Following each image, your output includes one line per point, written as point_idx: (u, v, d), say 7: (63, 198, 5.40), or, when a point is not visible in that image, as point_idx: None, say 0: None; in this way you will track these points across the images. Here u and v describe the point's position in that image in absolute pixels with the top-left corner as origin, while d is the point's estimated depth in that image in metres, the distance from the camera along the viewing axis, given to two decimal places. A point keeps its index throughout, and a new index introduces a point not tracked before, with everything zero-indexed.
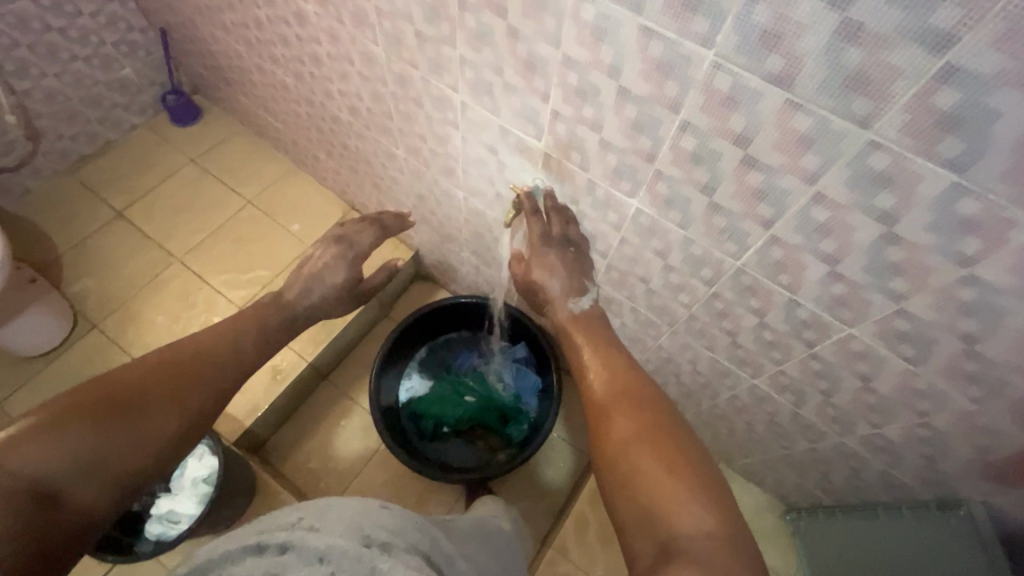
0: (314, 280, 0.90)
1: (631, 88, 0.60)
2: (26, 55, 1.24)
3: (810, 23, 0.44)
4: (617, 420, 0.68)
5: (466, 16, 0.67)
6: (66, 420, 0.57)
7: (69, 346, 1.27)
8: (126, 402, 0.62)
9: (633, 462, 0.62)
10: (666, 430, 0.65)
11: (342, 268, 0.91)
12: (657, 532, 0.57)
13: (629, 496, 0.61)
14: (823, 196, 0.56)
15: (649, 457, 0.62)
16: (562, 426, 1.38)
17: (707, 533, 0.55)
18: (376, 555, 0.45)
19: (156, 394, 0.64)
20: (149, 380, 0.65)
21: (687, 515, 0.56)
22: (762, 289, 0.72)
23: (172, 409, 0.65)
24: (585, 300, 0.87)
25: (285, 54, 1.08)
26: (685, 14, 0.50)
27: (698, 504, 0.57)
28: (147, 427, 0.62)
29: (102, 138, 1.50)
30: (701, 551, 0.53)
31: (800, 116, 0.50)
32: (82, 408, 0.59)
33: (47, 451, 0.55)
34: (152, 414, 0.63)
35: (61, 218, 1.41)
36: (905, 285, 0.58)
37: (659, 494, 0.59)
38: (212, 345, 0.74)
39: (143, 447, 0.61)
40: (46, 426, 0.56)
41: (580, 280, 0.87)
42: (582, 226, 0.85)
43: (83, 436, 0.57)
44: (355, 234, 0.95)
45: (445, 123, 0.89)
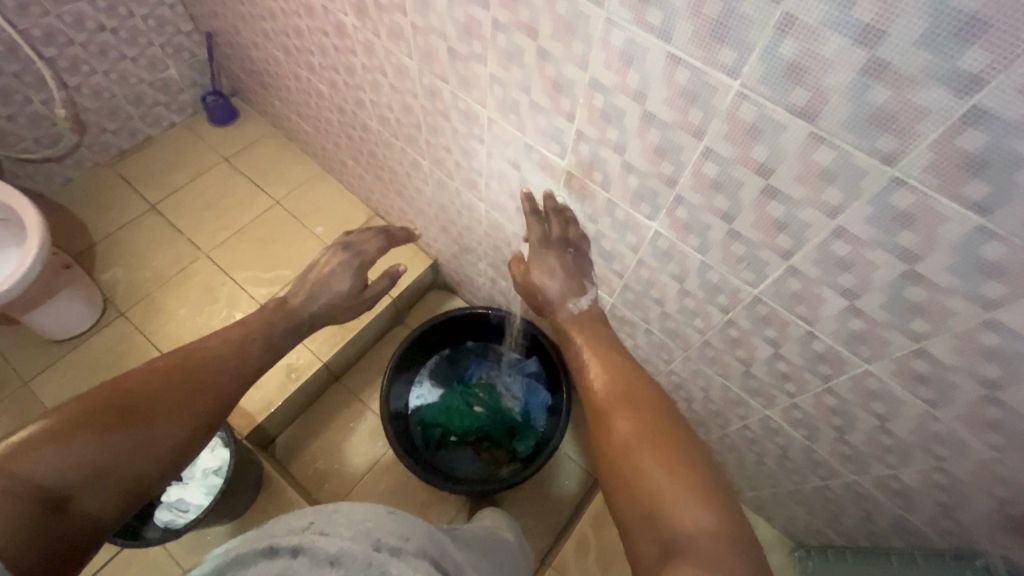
0: (320, 288, 0.89)
1: (655, 113, 0.61)
2: (78, 52, 1.31)
3: (836, 60, 0.44)
4: (618, 423, 0.66)
5: (497, 35, 0.69)
6: (73, 428, 0.55)
7: (97, 331, 1.31)
8: (133, 408, 0.60)
9: (635, 463, 0.61)
10: (666, 430, 0.64)
11: (348, 276, 0.92)
12: (661, 532, 0.55)
13: (631, 496, 0.59)
14: (843, 231, 0.55)
15: (651, 457, 0.61)
16: (569, 444, 1.37)
17: (712, 533, 0.53)
18: (387, 560, 0.46)
19: (163, 399, 0.63)
20: (157, 386, 0.64)
21: (689, 513, 0.55)
22: (778, 319, 0.71)
23: (177, 415, 0.63)
24: (584, 300, 0.87)
25: (322, 63, 1.11)
26: (712, 44, 0.50)
27: (701, 502, 0.56)
28: (151, 435, 0.60)
29: (143, 134, 1.57)
30: (704, 547, 0.51)
31: (823, 149, 0.51)
32: (89, 414, 0.57)
33: (53, 456, 0.53)
34: (159, 419, 0.61)
35: (98, 208, 1.47)
36: (926, 326, 0.57)
37: (661, 494, 0.57)
38: (219, 345, 0.74)
39: (147, 455, 0.59)
40: (52, 431, 0.54)
41: (580, 281, 0.88)
42: (581, 226, 0.85)
43: (89, 443, 0.55)
44: (361, 243, 0.97)
45: (471, 137, 0.91)
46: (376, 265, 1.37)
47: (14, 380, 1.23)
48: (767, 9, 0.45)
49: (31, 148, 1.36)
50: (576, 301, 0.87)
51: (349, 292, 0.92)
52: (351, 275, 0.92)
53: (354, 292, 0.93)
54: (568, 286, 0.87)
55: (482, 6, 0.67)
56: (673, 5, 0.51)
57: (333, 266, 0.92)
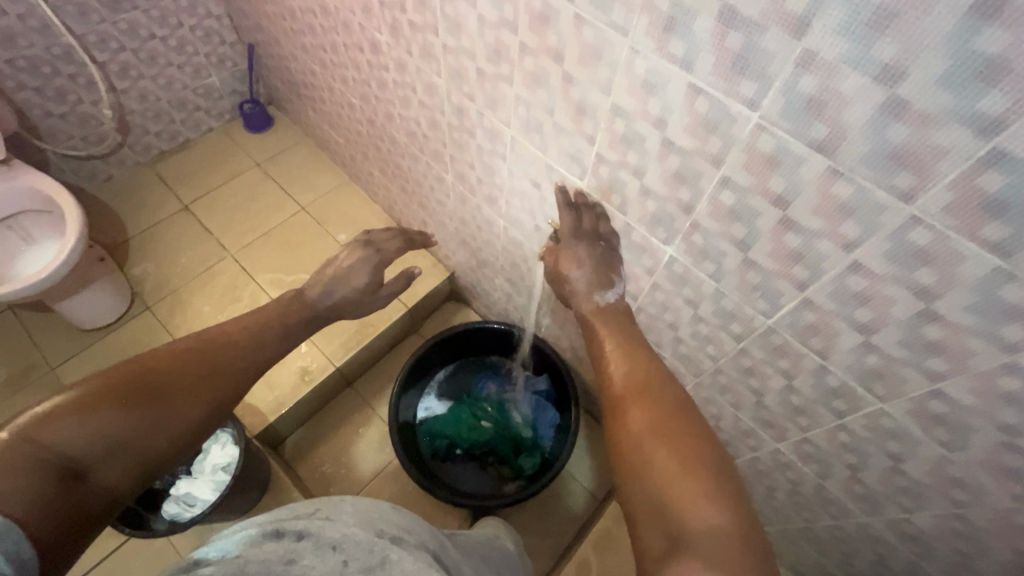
0: (338, 282, 0.88)
1: (675, 141, 0.62)
2: (129, 58, 1.38)
3: (856, 96, 0.45)
4: (633, 414, 0.66)
5: (524, 59, 0.72)
6: (99, 403, 0.58)
7: (123, 323, 1.35)
8: (153, 387, 0.62)
9: (648, 455, 0.61)
10: (682, 426, 0.64)
11: (367, 270, 0.91)
12: (668, 525, 0.55)
13: (640, 487, 0.60)
14: (860, 265, 0.55)
15: (664, 451, 0.60)
16: (575, 465, 1.36)
17: (719, 531, 0.53)
18: (387, 546, 0.47)
19: (182, 381, 0.65)
20: (177, 367, 0.65)
21: (700, 510, 0.55)
22: (793, 350, 0.71)
23: (194, 397, 0.65)
24: (611, 294, 0.86)
25: (355, 78, 1.16)
26: (732, 76, 0.52)
27: (711, 499, 0.56)
28: (169, 415, 0.62)
29: (182, 137, 1.63)
30: (712, 544, 0.52)
31: (841, 184, 0.51)
32: (109, 391, 0.59)
33: (74, 428, 0.55)
34: (178, 399, 0.63)
35: (135, 205, 1.53)
36: (944, 366, 0.56)
37: (673, 489, 0.57)
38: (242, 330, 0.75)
39: (164, 434, 0.61)
40: (74, 404, 0.56)
41: (608, 275, 0.85)
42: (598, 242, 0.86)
43: (107, 418, 0.57)
44: (382, 241, 0.96)
45: (494, 154, 0.93)
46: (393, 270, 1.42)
47: (42, 364, 1.27)
48: (789, 44, 0.46)
49: (78, 145, 1.43)
50: (602, 295, 0.85)
51: (364, 288, 0.90)
52: (368, 270, 0.90)
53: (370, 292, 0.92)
54: (595, 280, 0.85)
55: (511, 30, 0.70)
56: (696, 37, 0.52)
57: (351, 261, 0.90)
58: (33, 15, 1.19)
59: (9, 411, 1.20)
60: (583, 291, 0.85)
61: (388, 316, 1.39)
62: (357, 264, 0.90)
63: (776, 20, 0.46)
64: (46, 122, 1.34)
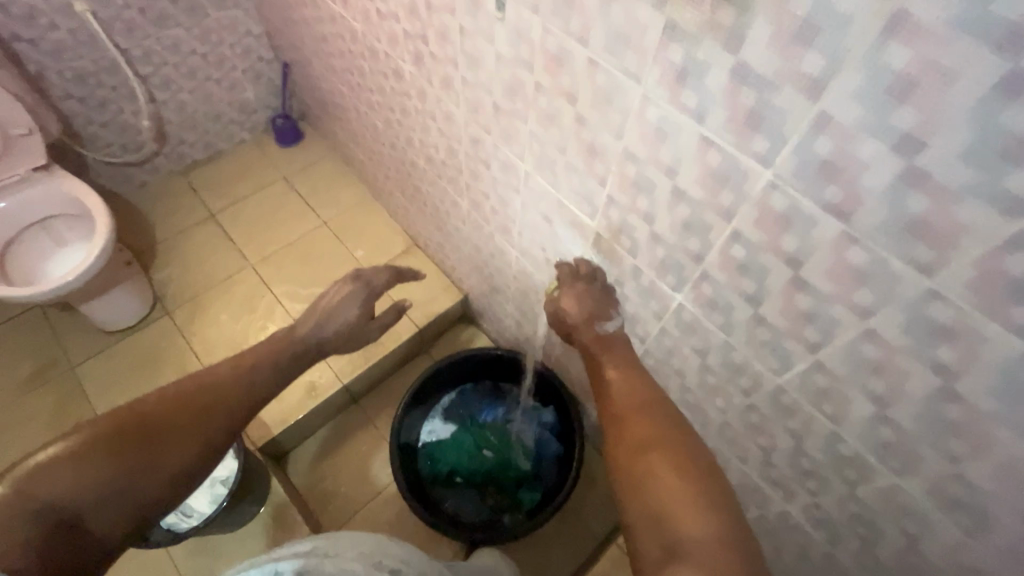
0: (326, 316, 0.78)
1: (686, 190, 0.60)
2: (170, 72, 1.44)
3: (873, 163, 0.43)
4: (633, 422, 0.66)
5: (540, 97, 0.71)
6: (90, 450, 0.57)
7: (143, 327, 1.37)
8: (139, 434, 0.60)
9: (645, 461, 0.61)
10: (679, 434, 0.63)
11: (356, 302, 0.80)
12: (664, 534, 0.55)
13: (637, 494, 0.59)
14: (874, 333, 0.52)
15: (662, 463, 0.59)
16: (578, 500, 1.32)
17: (714, 546, 0.53)
18: None
19: (171, 427, 0.62)
20: (167, 412, 0.62)
21: (695, 520, 0.54)
22: (802, 412, 0.67)
23: (184, 443, 0.62)
24: (611, 324, 0.83)
25: (380, 102, 1.18)
26: (745, 131, 0.50)
27: (707, 515, 0.55)
28: (157, 462, 0.60)
29: (216, 148, 1.69)
30: (705, 558, 0.52)
31: (855, 249, 0.48)
32: (95, 441, 0.58)
33: (61, 481, 0.56)
34: (166, 446, 0.61)
35: (165, 212, 1.57)
36: (963, 449, 0.52)
37: (669, 496, 0.57)
38: (232, 368, 0.69)
39: (152, 482, 0.59)
40: (62, 457, 0.57)
41: (607, 308, 0.83)
42: (607, 282, 0.84)
43: (94, 470, 0.57)
44: (370, 271, 0.84)
45: (508, 186, 0.93)
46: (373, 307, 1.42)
47: (63, 363, 1.30)
48: (804, 106, 0.44)
49: (116, 152, 1.49)
50: (601, 323, 0.82)
51: (353, 323, 0.80)
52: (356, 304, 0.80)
53: (361, 326, 0.81)
54: (595, 311, 0.83)
55: (528, 69, 0.69)
56: (709, 90, 0.50)
57: (337, 300, 0.80)
58: (83, 30, 1.25)
59: (28, 408, 1.23)
60: (581, 321, 0.83)
61: (398, 335, 1.40)
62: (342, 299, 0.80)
63: (791, 79, 0.44)
64: (88, 129, 1.40)
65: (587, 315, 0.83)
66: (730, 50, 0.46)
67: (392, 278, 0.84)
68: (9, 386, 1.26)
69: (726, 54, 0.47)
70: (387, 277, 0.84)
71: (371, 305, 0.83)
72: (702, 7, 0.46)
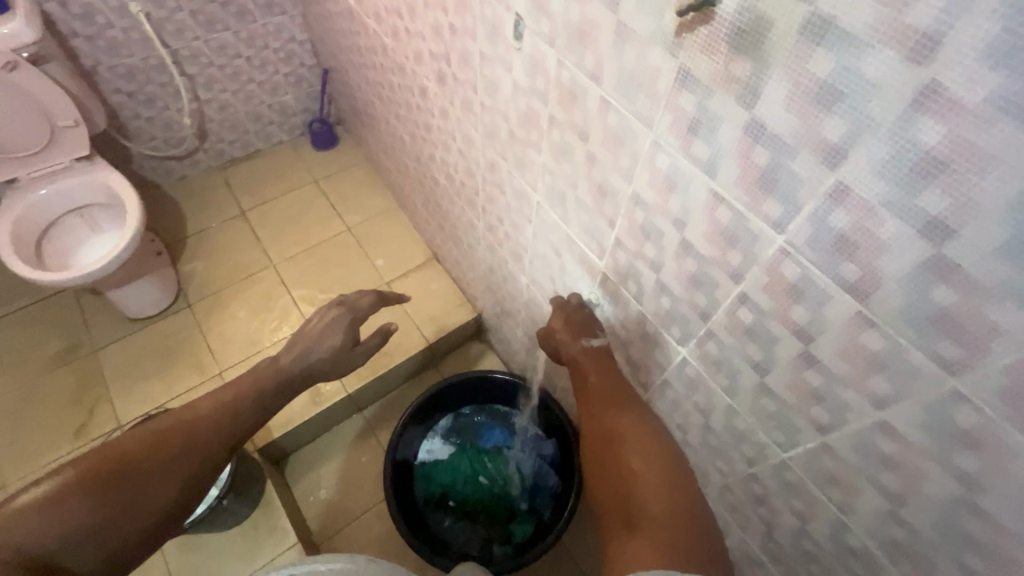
0: (312, 344, 0.78)
1: (694, 244, 0.56)
2: (215, 73, 1.49)
3: (895, 245, 0.38)
4: (606, 413, 0.69)
5: (552, 130, 0.68)
6: (68, 494, 0.55)
7: (166, 317, 1.41)
8: (123, 472, 0.58)
9: (615, 450, 0.64)
10: (646, 427, 0.66)
11: (339, 330, 0.80)
12: (627, 512, 0.57)
13: (608, 481, 0.62)
14: (889, 427, 0.47)
15: (632, 452, 0.62)
16: (572, 538, 1.24)
17: (673, 520, 0.54)
18: None
19: (154, 464, 0.59)
20: (149, 452, 0.60)
21: (653, 495, 0.57)
22: (807, 493, 0.62)
23: (169, 475, 0.60)
24: (597, 338, 0.78)
25: (407, 117, 1.18)
26: (758, 193, 0.45)
27: (668, 495, 0.57)
28: (140, 500, 0.57)
29: (253, 147, 1.73)
30: (663, 530, 0.53)
31: (871, 334, 0.43)
32: (78, 480, 0.56)
33: (41, 522, 0.52)
34: (150, 482, 0.58)
35: (198, 205, 1.62)
36: (982, 565, 0.47)
37: (633, 477, 0.60)
38: (216, 403, 0.68)
39: (134, 520, 0.57)
40: (45, 496, 0.54)
41: (589, 328, 0.79)
42: (612, 325, 0.79)
43: (73, 510, 0.54)
44: (355, 297, 0.85)
45: (521, 214, 0.90)
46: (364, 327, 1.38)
47: (86, 345, 1.35)
48: (822, 173, 0.40)
49: (159, 146, 1.54)
50: (586, 339, 0.78)
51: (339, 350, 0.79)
52: (342, 330, 0.81)
53: (346, 353, 0.80)
54: (579, 326, 0.79)
55: (542, 101, 0.67)
56: (721, 145, 0.46)
57: (321, 324, 0.80)
58: (136, 29, 1.31)
59: (49, 386, 1.28)
60: (567, 336, 0.79)
61: (408, 349, 1.38)
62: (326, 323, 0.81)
63: (809, 144, 0.39)
64: (134, 123, 1.46)
65: (571, 332, 0.79)
66: (745, 106, 0.42)
67: (376, 301, 0.86)
68: (34, 363, 1.31)
69: (741, 110, 0.43)
70: (372, 298, 0.86)
71: (358, 329, 0.82)
72: (716, 58, 0.42)
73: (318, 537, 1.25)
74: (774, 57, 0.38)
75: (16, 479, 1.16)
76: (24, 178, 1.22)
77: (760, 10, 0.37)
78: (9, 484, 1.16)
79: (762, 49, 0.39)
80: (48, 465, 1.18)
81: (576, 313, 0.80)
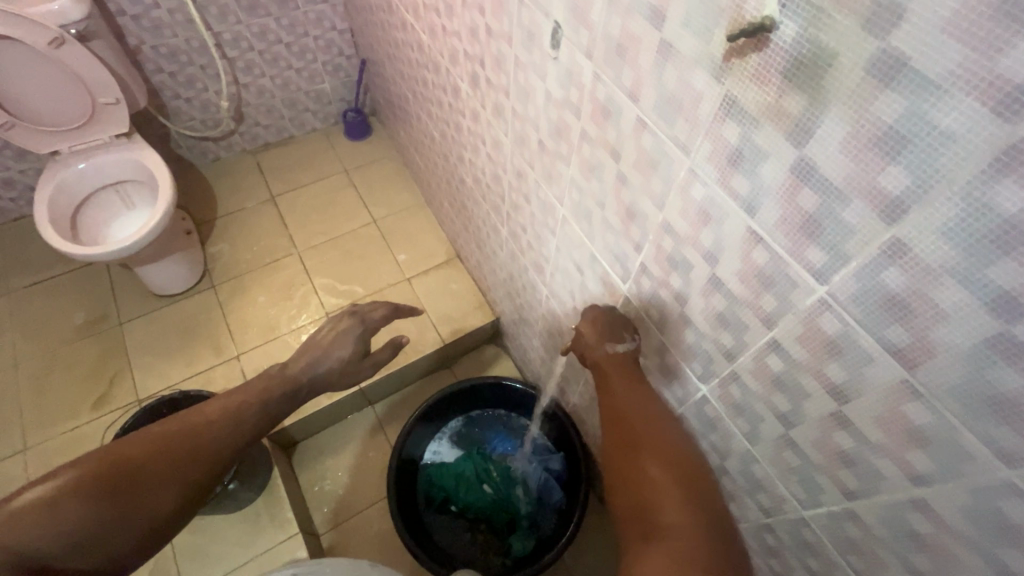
0: (321, 353, 0.77)
1: (724, 282, 0.51)
2: (254, 57, 1.50)
3: (956, 316, 0.34)
4: (626, 418, 0.62)
5: (583, 145, 0.65)
6: (71, 492, 0.55)
7: (190, 295, 1.43)
8: (121, 476, 0.57)
9: (633, 456, 0.59)
10: (665, 436, 0.61)
11: (350, 342, 0.79)
12: (644, 523, 0.54)
13: (623, 487, 0.58)
14: (925, 505, 0.43)
15: (650, 454, 0.58)
16: (572, 556, 1.18)
17: (692, 535, 0.51)
18: None
19: (154, 469, 0.59)
20: (152, 454, 0.60)
21: (671, 506, 0.53)
22: (827, 555, 0.59)
23: (172, 479, 0.60)
24: (622, 345, 0.68)
25: (438, 115, 1.16)
26: (800, 238, 0.41)
27: (688, 506, 0.53)
28: (135, 506, 0.57)
29: (287, 133, 1.73)
30: (681, 546, 0.50)
31: (916, 405, 0.39)
32: (73, 484, 0.55)
33: (42, 521, 0.53)
34: (146, 488, 0.58)
35: (230, 187, 1.63)
36: None
37: (651, 485, 0.55)
38: (221, 407, 0.67)
39: (128, 526, 0.57)
40: (39, 499, 0.54)
41: (620, 333, 0.69)
42: None
43: (73, 508, 0.54)
44: (367, 308, 0.84)
45: (545, 226, 0.87)
46: (378, 338, 1.35)
47: (112, 318, 1.38)
48: (876, 226, 0.36)
49: (196, 127, 1.57)
50: (611, 343, 0.68)
51: (348, 359, 0.79)
52: (352, 340, 0.79)
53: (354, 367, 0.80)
54: (607, 332, 0.69)
55: (574, 114, 0.63)
56: (763, 181, 0.42)
57: (332, 335, 0.79)
58: (181, 11, 1.32)
59: (75, 354, 1.32)
60: (592, 337, 0.70)
61: (423, 348, 1.36)
62: (338, 329, 0.80)
63: (864, 194, 0.36)
64: (174, 103, 1.48)
65: (598, 334, 0.69)
66: (795, 143, 0.38)
67: (389, 314, 0.85)
68: (62, 331, 1.35)
69: (789, 146, 0.39)
70: (384, 312, 0.85)
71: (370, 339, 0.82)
72: (766, 88, 0.38)
73: (321, 528, 1.25)
74: (833, 96, 0.34)
75: (37, 443, 1.20)
76: (64, 151, 1.26)
77: (821, 41, 0.33)
78: (31, 447, 1.19)
79: (820, 85, 0.35)
80: (68, 432, 1.22)
81: (606, 314, 0.71)
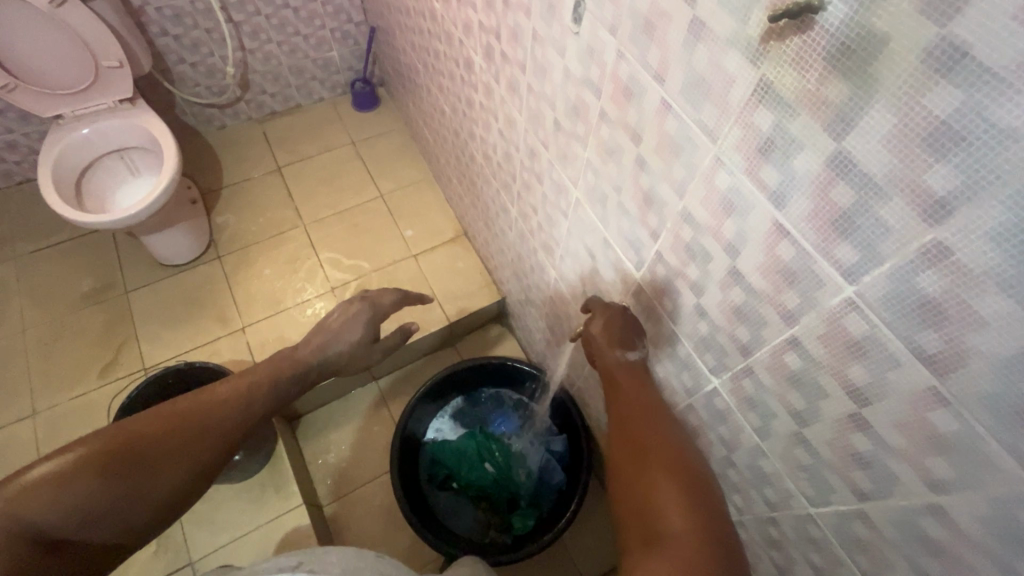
0: (331, 337, 0.78)
1: (745, 275, 0.50)
2: (261, 22, 1.46)
3: (995, 324, 0.33)
4: (633, 422, 0.62)
5: (602, 126, 0.62)
6: (81, 469, 0.54)
7: (195, 265, 1.42)
8: (131, 454, 0.57)
9: (638, 461, 0.58)
10: (672, 443, 0.59)
11: (360, 324, 0.80)
12: (648, 524, 0.52)
13: (627, 489, 0.57)
14: (941, 512, 0.43)
15: (655, 462, 0.57)
16: (571, 538, 1.19)
17: (695, 542, 0.49)
18: None
19: (167, 446, 0.59)
20: (162, 434, 0.60)
21: (672, 510, 0.52)
22: (832, 552, 0.58)
23: (182, 458, 0.60)
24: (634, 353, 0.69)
25: (449, 88, 1.12)
26: (831, 236, 0.39)
27: (692, 512, 0.52)
28: (146, 483, 0.57)
29: (294, 102, 1.69)
30: (684, 550, 0.48)
31: (942, 413, 0.38)
32: (86, 459, 0.55)
33: (53, 496, 0.52)
34: (159, 466, 0.58)
35: (235, 156, 1.60)
36: None
37: (654, 488, 0.54)
38: (229, 388, 0.68)
39: (140, 502, 0.56)
40: (51, 474, 0.53)
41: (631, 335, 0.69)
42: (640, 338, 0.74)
43: (86, 485, 0.54)
44: (378, 294, 0.84)
45: (557, 208, 0.85)
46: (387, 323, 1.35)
47: (119, 286, 1.37)
48: (915, 226, 0.34)
49: (202, 93, 1.53)
50: (622, 348, 0.68)
51: (356, 343, 0.79)
52: (364, 325, 0.79)
53: (366, 350, 0.81)
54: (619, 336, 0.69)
55: (593, 93, 0.61)
56: (795, 172, 0.40)
57: (342, 319, 0.80)
58: None
59: (82, 321, 1.32)
60: (601, 341, 0.70)
61: (428, 325, 1.36)
62: (348, 321, 0.80)
63: (906, 193, 0.34)
64: (178, 67, 1.45)
65: (607, 336, 0.69)
66: (832, 135, 0.36)
67: (399, 299, 0.85)
68: (68, 298, 1.35)
69: (826, 138, 0.37)
70: (395, 298, 0.85)
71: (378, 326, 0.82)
72: (807, 74, 0.36)
73: (323, 500, 1.27)
74: (880, 86, 0.32)
75: (47, 408, 1.21)
76: (68, 116, 1.23)
77: (875, 26, 0.31)
78: (41, 412, 1.21)
79: (867, 74, 0.32)
80: (75, 398, 1.23)
81: (619, 316, 0.70)
